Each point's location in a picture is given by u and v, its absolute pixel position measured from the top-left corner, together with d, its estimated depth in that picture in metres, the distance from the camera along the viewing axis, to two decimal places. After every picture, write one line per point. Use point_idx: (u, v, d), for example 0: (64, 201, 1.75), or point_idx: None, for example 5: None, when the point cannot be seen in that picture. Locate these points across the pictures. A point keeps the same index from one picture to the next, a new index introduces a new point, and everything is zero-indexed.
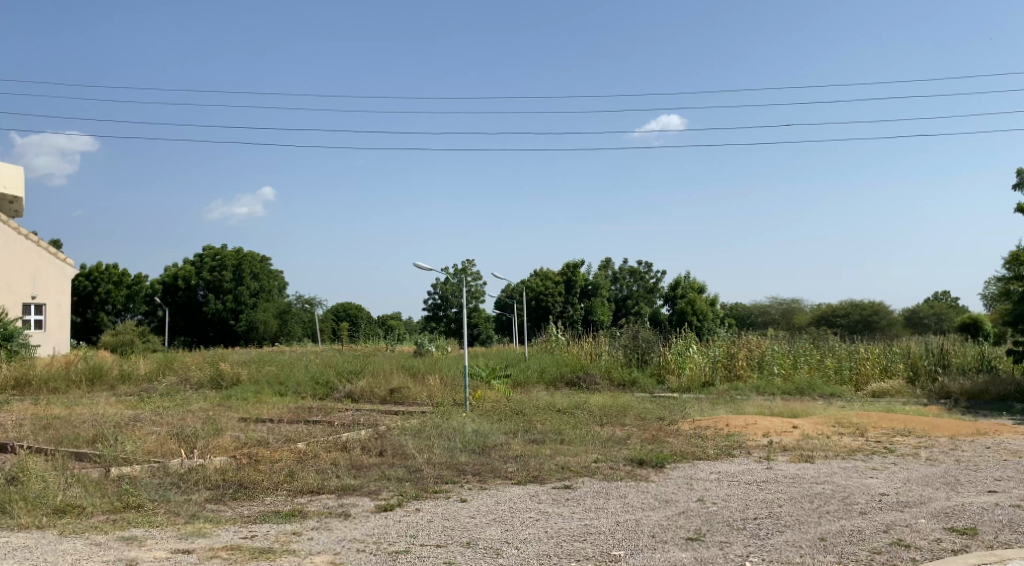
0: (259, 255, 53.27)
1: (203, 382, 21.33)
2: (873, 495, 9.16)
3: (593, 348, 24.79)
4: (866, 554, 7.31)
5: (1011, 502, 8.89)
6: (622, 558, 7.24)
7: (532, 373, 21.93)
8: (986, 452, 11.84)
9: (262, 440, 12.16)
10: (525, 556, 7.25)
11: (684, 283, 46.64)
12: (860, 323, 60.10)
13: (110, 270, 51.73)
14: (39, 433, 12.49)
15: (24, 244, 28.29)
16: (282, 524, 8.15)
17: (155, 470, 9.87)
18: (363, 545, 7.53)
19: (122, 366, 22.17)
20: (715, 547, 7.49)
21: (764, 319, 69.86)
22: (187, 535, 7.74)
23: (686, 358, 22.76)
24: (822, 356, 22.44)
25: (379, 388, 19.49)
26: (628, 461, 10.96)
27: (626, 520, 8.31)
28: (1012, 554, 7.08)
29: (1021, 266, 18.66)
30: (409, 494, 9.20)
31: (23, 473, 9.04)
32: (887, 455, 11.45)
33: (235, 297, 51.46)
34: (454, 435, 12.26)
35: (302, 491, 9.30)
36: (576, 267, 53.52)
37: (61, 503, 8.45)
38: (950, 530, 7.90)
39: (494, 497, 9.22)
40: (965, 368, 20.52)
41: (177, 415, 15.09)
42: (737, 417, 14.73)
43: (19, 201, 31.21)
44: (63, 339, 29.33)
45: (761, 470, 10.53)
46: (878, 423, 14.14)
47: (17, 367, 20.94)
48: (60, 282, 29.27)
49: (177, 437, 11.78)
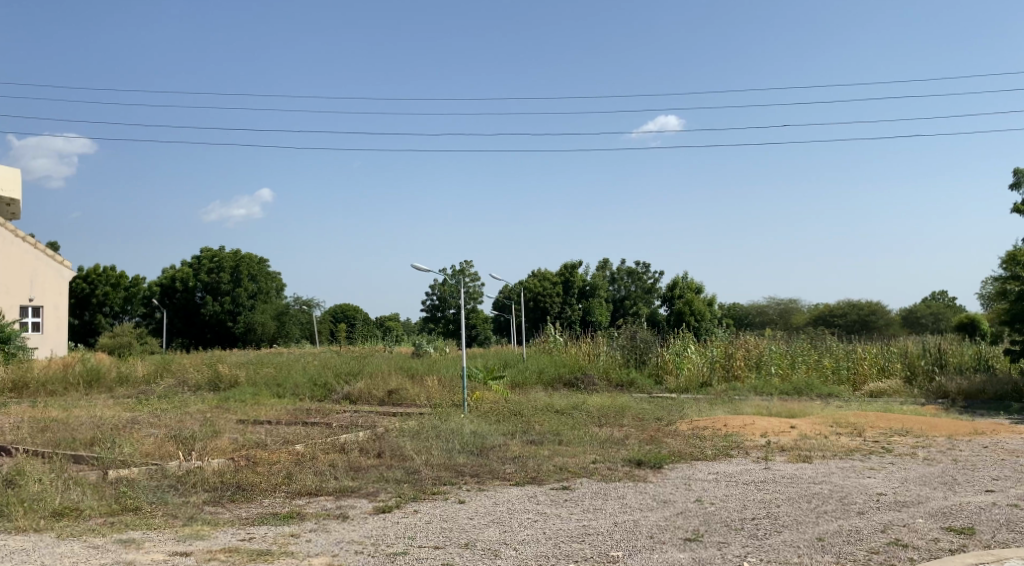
0: (257, 257, 53.22)
1: (201, 384, 21.31)
2: (871, 495, 9.17)
3: (592, 348, 24.82)
4: (864, 554, 7.32)
5: (1008, 501, 8.89)
6: (620, 559, 7.25)
7: (530, 374, 21.94)
8: (983, 451, 11.86)
9: (260, 442, 12.15)
10: (523, 557, 7.27)
11: (682, 283, 46.72)
12: (858, 323, 60.16)
13: (107, 272, 51.68)
14: (36, 436, 12.49)
15: (21, 247, 28.26)
16: (280, 526, 8.14)
17: (153, 472, 9.87)
18: (361, 547, 7.52)
19: (120, 369, 22.14)
20: (713, 547, 7.50)
21: (761, 319, 69.97)
22: (185, 538, 7.73)
23: (683, 358, 22.80)
24: (819, 356, 22.48)
25: (377, 389, 19.52)
26: (627, 462, 10.97)
27: (624, 520, 8.31)
28: (1009, 554, 7.08)
29: (1017, 266, 18.68)
30: (407, 496, 9.20)
31: (21, 476, 9.04)
32: (885, 455, 11.47)
33: (233, 299, 51.39)
34: (452, 435, 12.27)
35: (300, 493, 9.30)
36: (574, 267, 53.55)
37: (59, 506, 8.44)
38: (948, 530, 7.90)
39: (493, 498, 9.21)
40: (962, 368, 20.53)
41: (174, 417, 15.04)
42: (735, 417, 14.74)
43: (17, 204, 31.21)
44: (61, 341, 29.28)
45: (759, 470, 10.54)
46: (876, 423, 14.14)
47: (15, 370, 20.92)
48: (58, 283, 29.24)
49: (175, 439, 11.79)
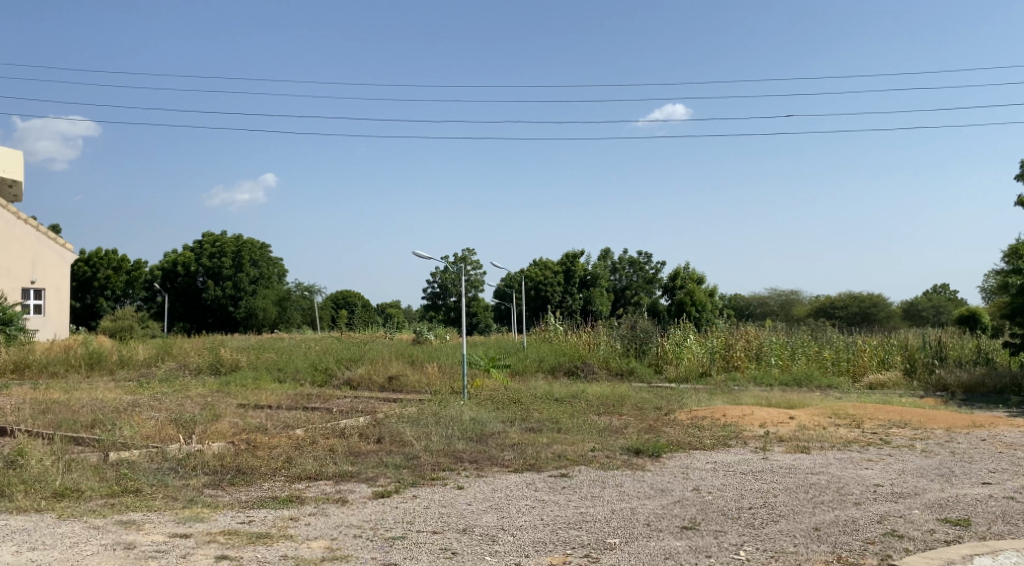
0: (259, 242, 53.40)
1: (202, 367, 21.39)
2: (868, 486, 9.20)
3: (593, 338, 24.83)
4: (860, 544, 7.35)
5: (1005, 494, 8.93)
6: (616, 546, 7.29)
7: (530, 362, 22.07)
8: (981, 443, 11.89)
9: (260, 426, 12.19)
10: (521, 544, 7.29)
11: (684, 274, 46.79)
12: (858, 315, 60.17)
13: (110, 254, 51.93)
14: (37, 417, 12.50)
15: (23, 228, 28.24)
16: (279, 509, 8.19)
17: (153, 455, 9.92)
18: (360, 531, 7.57)
19: (121, 352, 22.20)
20: (710, 536, 7.54)
21: (762, 310, 70.20)
22: (185, 519, 7.79)
23: (683, 348, 22.94)
24: (819, 348, 22.50)
25: (378, 375, 19.60)
26: (625, 451, 11.00)
27: (622, 508, 8.35)
28: (1004, 546, 7.13)
29: (1020, 260, 18.73)
30: (407, 481, 9.24)
31: (22, 456, 9.09)
32: (883, 447, 11.49)
33: (235, 284, 51.46)
34: (451, 422, 12.30)
35: (300, 477, 9.35)
36: (576, 255, 53.81)
37: (61, 487, 8.49)
38: (943, 521, 7.95)
39: (491, 484, 9.26)
40: (961, 361, 20.53)
41: (174, 401, 15.10)
42: (735, 407, 14.78)
43: (19, 185, 31.18)
44: (63, 324, 29.40)
45: (757, 460, 10.58)
46: (875, 414, 14.19)
47: (17, 350, 21.03)
48: (59, 267, 29.29)
49: (176, 422, 11.80)
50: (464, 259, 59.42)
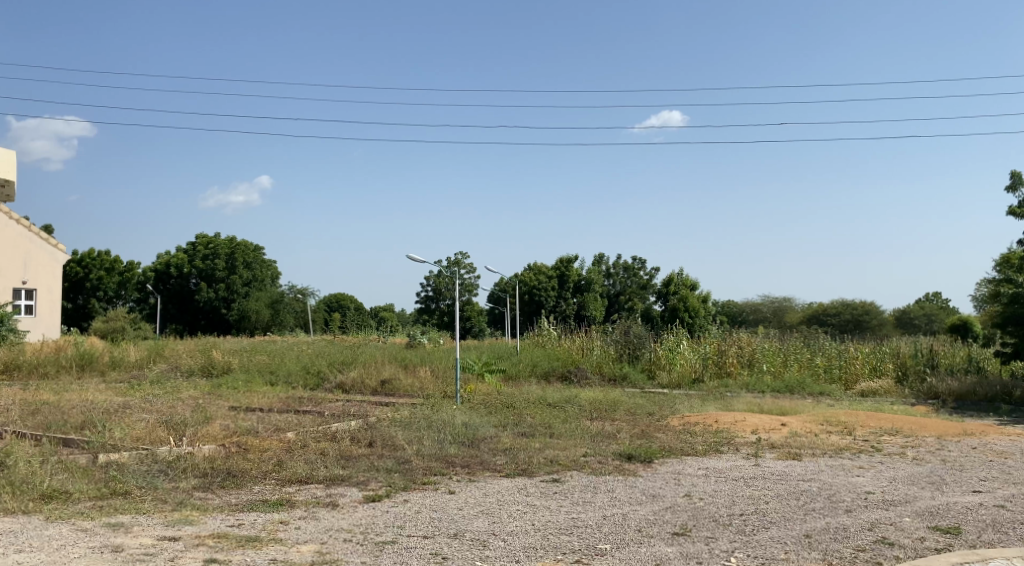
0: (253, 245, 53.31)
1: (194, 370, 21.30)
2: (859, 493, 9.21)
3: (585, 343, 24.86)
4: (851, 552, 7.35)
5: (995, 502, 8.95)
6: (607, 552, 7.28)
7: (523, 367, 22.10)
8: (972, 452, 11.92)
9: (252, 429, 12.13)
10: (512, 549, 7.28)
11: (677, 279, 46.88)
12: (851, 323, 60.35)
13: (103, 255, 52.02)
14: (27, 418, 12.44)
15: (14, 228, 28.15)
16: (269, 513, 8.15)
17: (143, 457, 9.87)
18: (350, 535, 7.54)
19: (113, 353, 22.11)
20: (701, 542, 7.54)
21: (755, 317, 70.41)
22: (174, 522, 7.75)
23: (676, 354, 22.96)
24: (811, 355, 22.53)
25: (370, 379, 19.51)
26: (616, 455, 11.01)
27: (613, 513, 8.34)
28: (994, 554, 7.13)
29: (1011, 269, 18.85)
30: (398, 485, 9.21)
31: (10, 457, 9.03)
32: (875, 454, 11.51)
33: (227, 286, 51.29)
34: (444, 426, 12.28)
35: (290, 480, 9.31)
36: (570, 261, 53.98)
37: (49, 489, 8.43)
38: (934, 529, 7.95)
39: (482, 488, 9.25)
40: (953, 368, 20.52)
41: (166, 403, 15.04)
42: (727, 413, 14.79)
43: (11, 185, 31.07)
44: (53, 325, 29.24)
45: (749, 467, 10.57)
46: (867, 422, 14.19)
47: (7, 351, 20.95)
48: (50, 268, 29.18)
49: (166, 425, 11.75)
50: (459, 263, 59.50)
